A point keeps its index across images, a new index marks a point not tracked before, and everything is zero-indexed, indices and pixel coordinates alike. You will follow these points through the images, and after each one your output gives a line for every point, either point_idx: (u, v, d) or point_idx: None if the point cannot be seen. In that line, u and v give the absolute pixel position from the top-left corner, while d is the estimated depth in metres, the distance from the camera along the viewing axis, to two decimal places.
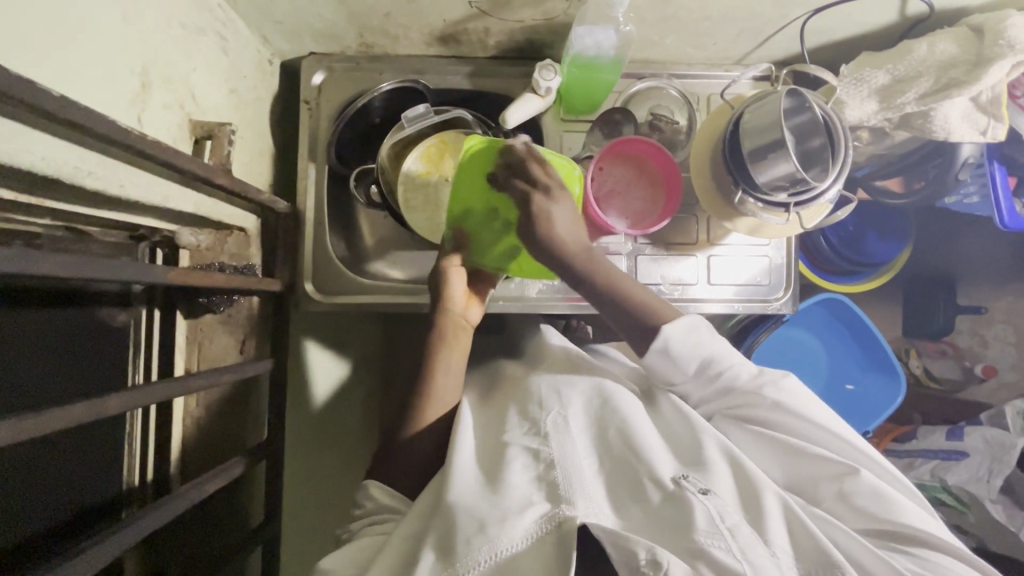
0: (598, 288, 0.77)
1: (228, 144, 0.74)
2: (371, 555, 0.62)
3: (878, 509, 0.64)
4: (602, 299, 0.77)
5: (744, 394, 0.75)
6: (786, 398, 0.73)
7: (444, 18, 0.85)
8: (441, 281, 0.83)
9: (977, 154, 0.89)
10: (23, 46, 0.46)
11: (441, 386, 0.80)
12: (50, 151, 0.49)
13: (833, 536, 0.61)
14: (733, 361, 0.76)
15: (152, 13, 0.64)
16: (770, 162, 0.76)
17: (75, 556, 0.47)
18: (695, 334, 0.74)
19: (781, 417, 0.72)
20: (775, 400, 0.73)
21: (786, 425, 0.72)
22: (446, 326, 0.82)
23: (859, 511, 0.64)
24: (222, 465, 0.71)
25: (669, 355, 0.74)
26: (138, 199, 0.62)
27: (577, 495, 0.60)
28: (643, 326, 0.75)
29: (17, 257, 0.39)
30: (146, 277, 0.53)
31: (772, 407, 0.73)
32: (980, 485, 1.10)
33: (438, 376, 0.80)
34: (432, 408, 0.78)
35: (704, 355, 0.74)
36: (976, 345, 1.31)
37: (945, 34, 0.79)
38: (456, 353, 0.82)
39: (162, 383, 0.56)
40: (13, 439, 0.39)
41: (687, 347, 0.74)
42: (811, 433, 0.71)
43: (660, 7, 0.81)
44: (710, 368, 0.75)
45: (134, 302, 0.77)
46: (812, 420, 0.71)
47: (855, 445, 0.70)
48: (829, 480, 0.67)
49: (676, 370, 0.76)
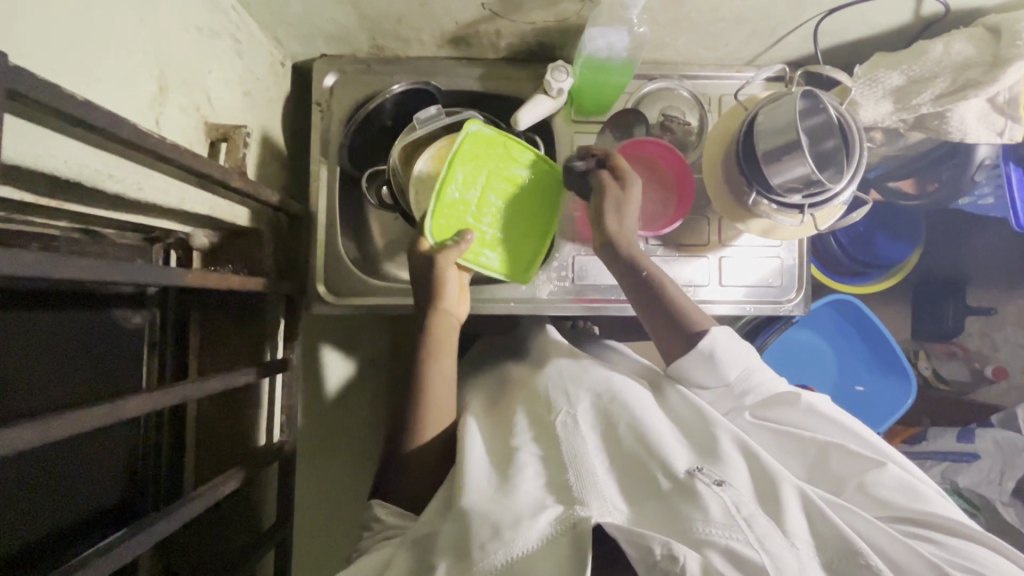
0: (648, 287, 0.79)
1: (242, 147, 0.74)
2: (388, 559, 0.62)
3: (903, 499, 0.64)
4: (647, 301, 0.79)
5: (776, 399, 0.75)
6: (819, 403, 0.74)
7: (456, 20, 0.85)
8: (436, 277, 0.80)
9: (994, 154, 0.89)
10: (43, 51, 0.46)
11: (435, 402, 0.77)
12: (72, 155, 0.49)
13: (854, 524, 0.61)
14: (766, 372, 0.77)
15: (168, 16, 0.64)
16: (785, 163, 0.75)
17: (98, 556, 0.47)
18: (735, 342, 0.75)
19: (811, 419, 0.73)
20: (809, 402, 0.73)
21: (811, 426, 0.73)
22: (433, 333, 0.79)
23: (879, 501, 0.65)
24: (219, 477, 0.67)
25: (713, 360, 0.74)
26: (156, 201, 0.62)
27: (590, 495, 0.59)
28: (682, 329, 0.77)
29: (35, 260, 0.39)
30: (163, 280, 0.53)
31: (805, 411, 0.73)
32: (991, 488, 1.13)
33: (435, 391, 0.78)
34: (432, 423, 0.76)
35: (741, 366, 0.75)
36: (985, 347, 1.31)
37: (961, 34, 0.78)
38: (446, 356, 0.79)
39: (178, 385, 0.56)
40: (36, 441, 0.39)
41: (730, 353, 0.75)
42: (839, 435, 0.72)
43: (674, 9, 0.81)
44: (749, 379, 0.75)
45: (148, 304, 0.77)
46: (843, 426, 0.72)
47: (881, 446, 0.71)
48: (851, 475, 0.67)
49: (714, 380, 0.75)
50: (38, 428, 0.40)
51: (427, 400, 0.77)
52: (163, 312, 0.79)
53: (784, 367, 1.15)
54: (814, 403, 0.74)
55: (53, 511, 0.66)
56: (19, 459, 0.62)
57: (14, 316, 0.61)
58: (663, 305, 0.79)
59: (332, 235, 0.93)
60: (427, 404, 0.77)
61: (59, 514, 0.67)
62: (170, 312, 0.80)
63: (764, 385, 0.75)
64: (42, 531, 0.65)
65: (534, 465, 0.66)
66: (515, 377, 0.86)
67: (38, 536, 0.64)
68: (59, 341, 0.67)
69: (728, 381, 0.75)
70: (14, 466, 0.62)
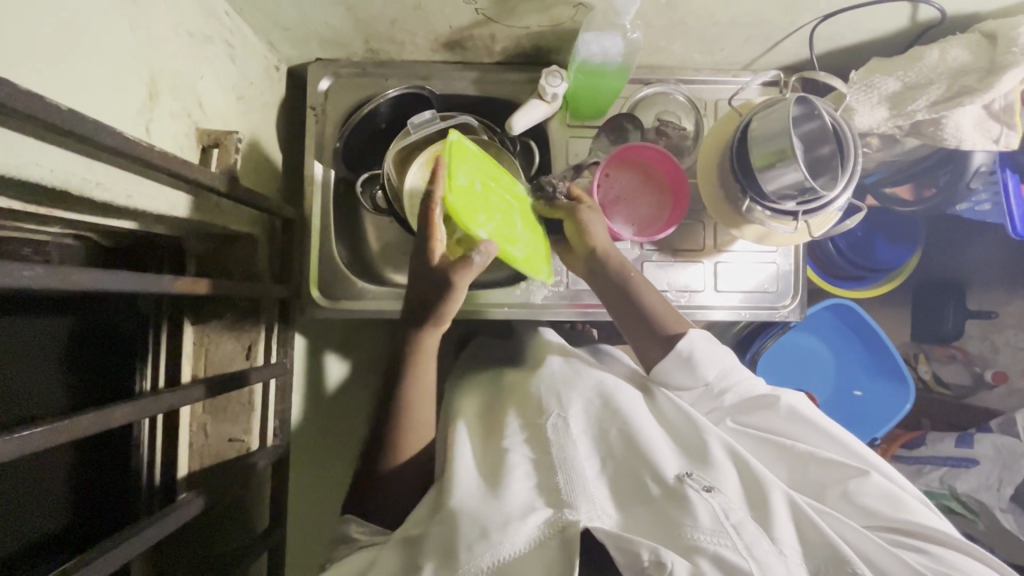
0: (626, 295, 0.81)
1: (234, 153, 0.74)
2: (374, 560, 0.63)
3: (886, 507, 0.63)
4: (625, 310, 0.81)
5: (763, 405, 0.74)
6: (803, 408, 0.73)
7: (450, 24, 0.84)
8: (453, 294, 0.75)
9: (989, 163, 0.88)
10: (30, 60, 0.46)
11: (418, 421, 0.75)
12: (58, 164, 0.49)
13: (841, 532, 0.61)
14: (745, 376, 0.77)
15: (158, 22, 0.64)
16: (778, 171, 0.75)
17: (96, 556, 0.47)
18: (714, 345, 0.76)
19: (796, 425, 0.72)
20: (791, 407, 0.73)
21: (796, 433, 0.73)
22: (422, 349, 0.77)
23: (863, 509, 0.64)
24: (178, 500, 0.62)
25: (691, 363, 0.75)
26: (146, 207, 0.62)
27: (579, 499, 0.59)
28: (660, 335, 0.78)
29: (23, 270, 0.39)
30: (152, 287, 0.53)
31: (788, 416, 0.73)
32: (991, 494, 1.11)
33: (417, 411, 0.76)
34: (413, 439, 0.75)
35: (722, 366, 0.76)
36: (986, 350, 1.29)
37: (957, 39, 0.77)
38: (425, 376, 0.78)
39: (166, 394, 0.56)
40: (22, 452, 0.40)
41: (709, 355, 0.75)
42: (821, 442, 0.71)
43: (669, 14, 0.80)
44: (725, 378, 0.75)
45: (142, 309, 0.79)
46: (826, 432, 0.71)
47: (865, 454, 0.70)
48: (834, 482, 0.67)
49: (693, 381, 0.76)
50: (26, 437, 0.40)
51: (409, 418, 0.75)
52: (158, 317, 0.81)
53: (781, 372, 1.15)
54: (798, 408, 0.73)
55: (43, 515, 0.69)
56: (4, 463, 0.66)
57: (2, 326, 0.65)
58: (641, 307, 0.80)
59: (326, 239, 0.93)
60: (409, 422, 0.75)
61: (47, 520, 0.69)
62: (166, 317, 0.81)
63: (742, 384, 0.76)
64: None
65: (524, 467, 0.66)
66: (507, 380, 0.86)
67: None
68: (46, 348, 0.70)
69: (706, 381, 0.75)
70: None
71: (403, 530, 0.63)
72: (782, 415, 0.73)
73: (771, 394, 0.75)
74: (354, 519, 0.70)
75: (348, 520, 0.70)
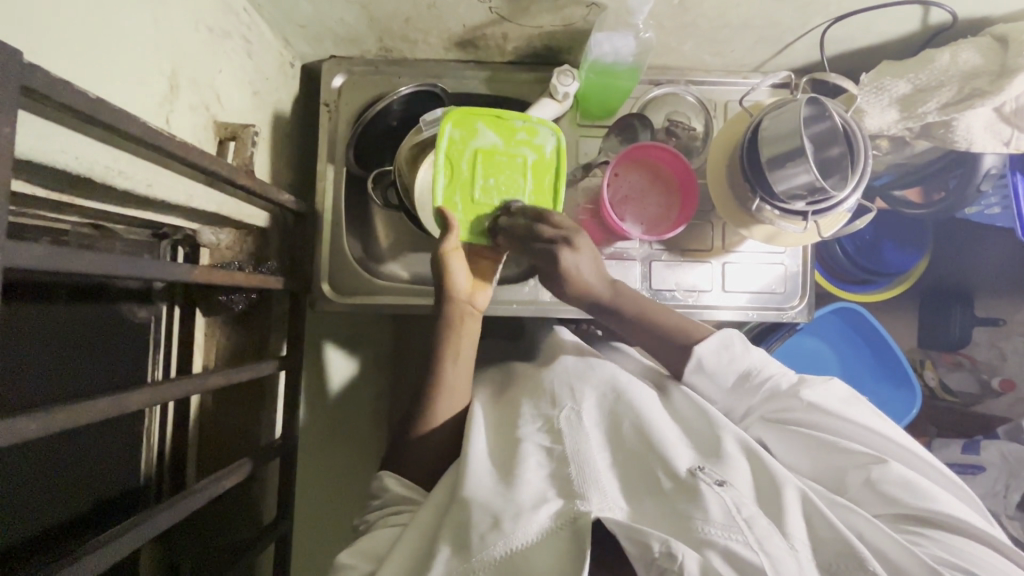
0: (630, 319, 0.80)
1: (250, 145, 0.75)
2: (387, 545, 0.64)
3: (907, 495, 0.63)
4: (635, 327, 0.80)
5: (782, 397, 0.74)
6: (824, 399, 0.71)
7: (463, 23, 0.85)
8: (442, 273, 0.79)
9: (1000, 165, 0.89)
10: (60, 53, 0.48)
11: (452, 386, 0.79)
12: (84, 152, 0.51)
13: (857, 526, 0.60)
14: (772, 370, 0.76)
15: (181, 16, 0.65)
16: (790, 171, 0.75)
17: (102, 544, 0.48)
18: (730, 350, 0.75)
19: (820, 417, 0.71)
20: (812, 401, 0.71)
21: (821, 423, 0.71)
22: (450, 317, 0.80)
23: (886, 497, 0.64)
24: (211, 477, 0.64)
25: (704, 372, 0.75)
26: (163, 197, 0.63)
27: (591, 490, 0.60)
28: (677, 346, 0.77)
29: (45, 254, 0.40)
30: (173, 276, 0.54)
31: (808, 408, 0.71)
32: (997, 500, 1.13)
33: (453, 375, 0.79)
34: (446, 403, 0.78)
35: (742, 368, 0.75)
36: (993, 359, 1.23)
37: (968, 42, 0.79)
38: (467, 340, 0.81)
39: (178, 380, 0.56)
40: (46, 431, 0.41)
41: (722, 363, 0.75)
42: (848, 431, 0.70)
43: (680, 15, 0.81)
44: (751, 380, 0.75)
45: (155, 298, 0.78)
46: (849, 419, 0.70)
47: (890, 436, 0.69)
48: (857, 470, 0.67)
49: (717, 390, 0.76)
50: (45, 418, 0.40)
51: (444, 381, 0.79)
52: (170, 307, 0.80)
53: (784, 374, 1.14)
54: (816, 401, 0.71)
55: (79, 491, 0.68)
56: (61, 444, 0.65)
57: (37, 311, 0.63)
58: (655, 327, 0.79)
59: (338, 233, 0.95)
60: (444, 383, 0.78)
61: (82, 494, 0.69)
62: (178, 306, 0.81)
63: (774, 378, 0.75)
64: (67, 512, 0.67)
65: (537, 456, 0.66)
66: (517, 374, 0.86)
67: (63, 514, 0.66)
68: (73, 330, 0.68)
69: (728, 387, 0.76)
70: (43, 453, 0.64)
71: (419, 515, 0.64)
72: (807, 407, 0.71)
73: (789, 393, 0.73)
74: (391, 473, 0.73)
75: (385, 474, 0.73)
